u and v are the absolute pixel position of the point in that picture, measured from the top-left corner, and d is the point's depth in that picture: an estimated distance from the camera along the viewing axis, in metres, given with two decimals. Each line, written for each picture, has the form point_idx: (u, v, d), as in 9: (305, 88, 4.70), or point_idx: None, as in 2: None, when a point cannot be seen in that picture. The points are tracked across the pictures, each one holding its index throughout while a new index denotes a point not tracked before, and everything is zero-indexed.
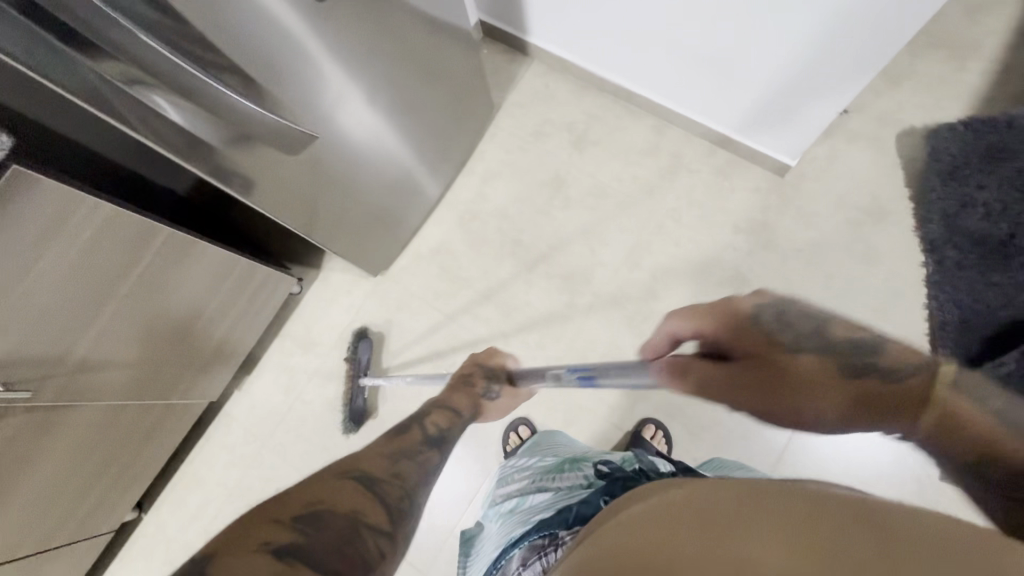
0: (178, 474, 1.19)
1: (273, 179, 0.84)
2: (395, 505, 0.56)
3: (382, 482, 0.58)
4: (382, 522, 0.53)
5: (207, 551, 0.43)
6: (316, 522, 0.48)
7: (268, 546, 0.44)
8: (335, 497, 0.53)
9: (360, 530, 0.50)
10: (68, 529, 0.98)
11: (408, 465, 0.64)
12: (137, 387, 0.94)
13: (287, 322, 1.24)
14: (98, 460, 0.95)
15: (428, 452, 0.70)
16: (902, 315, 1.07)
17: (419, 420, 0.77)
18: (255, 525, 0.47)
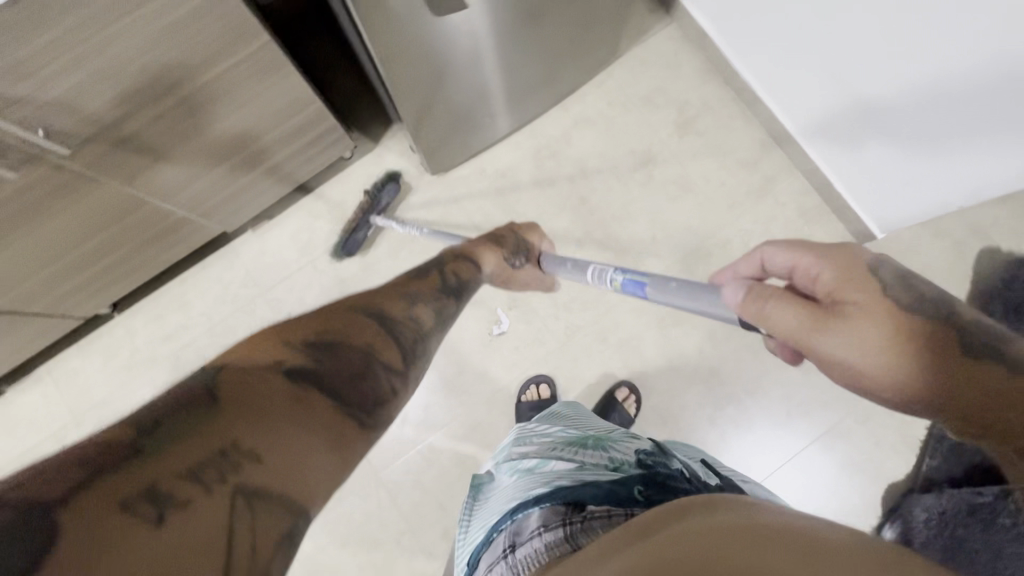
0: (166, 289, 1.14)
1: (391, 23, 0.81)
2: (388, 364, 0.53)
3: (350, 343, 0.51)
4: (394, 365, 0.54)
5: (216, 362, 0.43)
6: (325, 355, 0.48)
7: (283, 367, 0.44)
8: (319, 331, 0.51)
9: (360, 377, 0.48)
10: (47, 300, 0.93)
11: (408, 321, 0.61)
12: (167, 188, 0.87)
13: (327, 183, 1.17)
14: (100, 245, 0.89)
15: (415, 318, 0.63)
16: (907, 414, 1.09)
17: (428, 288, 0.71)
18: (266, 342, 0.47)
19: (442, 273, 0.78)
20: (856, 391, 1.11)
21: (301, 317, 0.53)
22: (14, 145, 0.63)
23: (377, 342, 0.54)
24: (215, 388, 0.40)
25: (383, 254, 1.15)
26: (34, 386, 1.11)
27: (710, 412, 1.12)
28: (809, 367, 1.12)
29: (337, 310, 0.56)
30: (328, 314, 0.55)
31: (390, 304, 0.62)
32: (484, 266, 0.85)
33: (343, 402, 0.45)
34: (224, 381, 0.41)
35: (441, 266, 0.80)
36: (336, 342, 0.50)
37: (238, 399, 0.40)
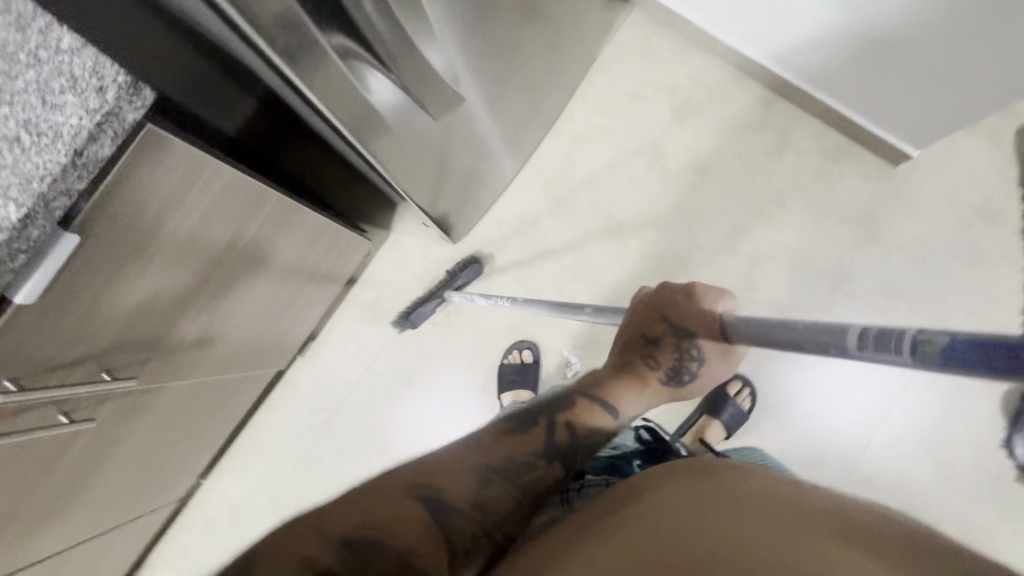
0: (241, 440, 1.13)
1: (404, 150, 0.76)
2: (464, 548, 0.50)
3: (457, 513, 0.51)
4: (437, 564, 0.46)
5: (246, 557, 0.41)
6: (368, 555, 0.43)
7: (310, 563, 0.41)
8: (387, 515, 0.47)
9: (410, 568, 0.44)
10: (142, 503, 0.92)
11: (499, 489, 0.54)
12: (224, 361, 0.85)
13: (356, 286, 1.16)
14: (174, 437, 0.88)
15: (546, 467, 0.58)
16: (998, 321, 1.06)
17: (549, 415, 0.63)
18: (296, 524, 0.44)
19: (552, 422, 0.62)
20: (939, 314, 1.08)
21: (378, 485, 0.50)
22: (84, 399, 0.61)
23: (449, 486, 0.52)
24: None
25: (435, 338, 1.14)
26: None
27: (802, 381, 1.09)
28: (886, 305, 1.09)
29: (394, 480, 0.51)
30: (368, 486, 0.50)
31: (497, 445, 0.58)
32: (600, 380, 0.70)
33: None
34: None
35: (558, 410, 0.64)
36: (437, 507, 0.50)
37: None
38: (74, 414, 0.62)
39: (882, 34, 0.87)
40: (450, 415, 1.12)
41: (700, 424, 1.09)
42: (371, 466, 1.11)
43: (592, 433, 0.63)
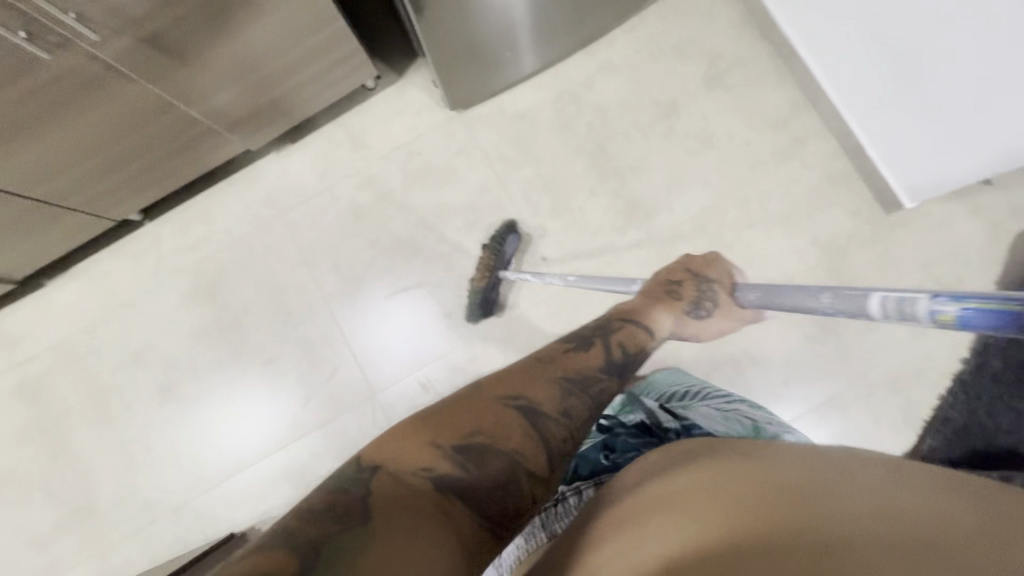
0: (193, 201, 1.20)
1: None
2: (556, 452, 0.51)
3: (549, 420, 0.52)
4: (538, 469, 0.50)
5: (367, 458, 0.45)
6: (478, 459, 0.47)
7: (426, 473, 0.45)
8: (492, 423, 0.50)
9: (517, 476, 0.48)
10: (82, 197, 0.99)
11: (579, 399, 0.56)
12: (195, 96, 0.91)
13: (349, 112, 1.20)
14: (128, 147, 0.94)
15: (607, 381, 0.61)
16: (912, 395, 1.06)
17: (602, 339, 0.67)
18: (408, 436, 0.47)
19: (607, 343, 0.66)
20: (861, 366, 1.07)
21: (472, 393, 0.53)
22: (47, 26, 0.68)
23: (534, 393, 0.54)
24: (369, 497, 0.42)
25: (397, 187, 1.17)
26: (69, 282, 1.19)
27: (707, 372, 1.10)
28: (815, 336, 1.09)
29: (490, 395, 0.53)
30: (456, 400, 0.52)
31: (567, 360, 0.61)
32: (637, 309, 0.77)
33: (484, 511, 0.45)
34: (376, 492, 0.42)
35: (606, 333, 0.68)
36: (526, 412, 0.52)
37: (393, 513, 0.41)
38: (37, 39, 0.69)
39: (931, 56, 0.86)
40: (380, 259, 1.16)
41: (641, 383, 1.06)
42: (292, 273, 1.17)
43: (640, 352, 0.68)
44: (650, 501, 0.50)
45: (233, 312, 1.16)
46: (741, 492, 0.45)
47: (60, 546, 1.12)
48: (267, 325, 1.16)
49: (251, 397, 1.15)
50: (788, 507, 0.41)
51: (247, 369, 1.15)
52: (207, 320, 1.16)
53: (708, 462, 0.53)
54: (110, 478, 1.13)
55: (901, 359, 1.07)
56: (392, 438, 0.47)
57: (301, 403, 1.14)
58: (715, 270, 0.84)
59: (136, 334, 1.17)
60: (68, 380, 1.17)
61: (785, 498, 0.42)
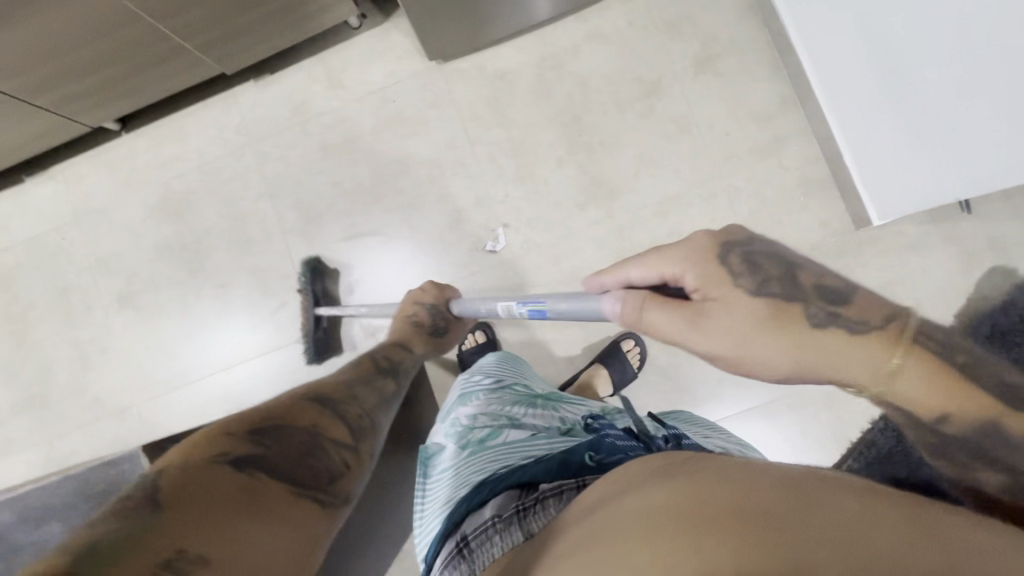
0: (170, 119, 1.21)
1: None
2: (337, 454, 0.58)
3: (328, 446, 0.57)
4: (344, 443, 0.60)
5: (160, 464, 0.48)
6: (275, 437, 0.53)
7: (224, 459, 0.48)
8: (278, 418, 0.56)
9: (319, 446, 0.57)
10: (52, 97, 1.02)
11: (338, 419, 0.62)
12: (161, 8, 0.90)
13: (331, 48, 1.18)
14: (96, 53, 0.95)
15: (341, 428, 0.62)
16: (844, 414, 1.04)
17: (371, 355, 0.87)
18: (212, 437, 0.50)
19: (336, 398, 0.67)
20: None
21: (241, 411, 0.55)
22: None
23: (308, 423, 0.58)
24: (158, 492, 0.43)
25: (367, 131, 1.17)
26: (45, 181, 1.23)
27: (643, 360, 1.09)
28: None
29: (253, 412, 0.56)
30: (258, 412, 0.57)
31: (323, 389, 0.68)
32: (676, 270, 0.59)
33: (294, 479, 0.51)
34: (161, 482, 0.44)
35: (389, 375, 0.84)
36: (297, 418, 0.58)
37: (188, 506, 0.43)
38: None
39: None
40: (341, 202, 1.17)
41: (589, 372, 1.05)
42: (255, 203, 1.19)
43: (378, 407, 0.71)
44: (618, 521, 0.39)
45: (195, 233, 1.19)
46: (685, 507, 0.36)
47: (14, 427, 1.20)
48: (225, 251, 1.19)
49: (201, 317, 1.19)
50: (756, 541, 0.31)
51: (201, 291, 1.19)
52: (170, 237, 1.20)
53: (673, 478, 0.42)
54: (65, 372, 1.20)
55: None
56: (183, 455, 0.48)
57: (248, 330, 1.18)
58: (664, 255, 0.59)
59: (102, 239, 1.21)
60: (36, 275, 1.22)
61: (727, 524, 0.33)
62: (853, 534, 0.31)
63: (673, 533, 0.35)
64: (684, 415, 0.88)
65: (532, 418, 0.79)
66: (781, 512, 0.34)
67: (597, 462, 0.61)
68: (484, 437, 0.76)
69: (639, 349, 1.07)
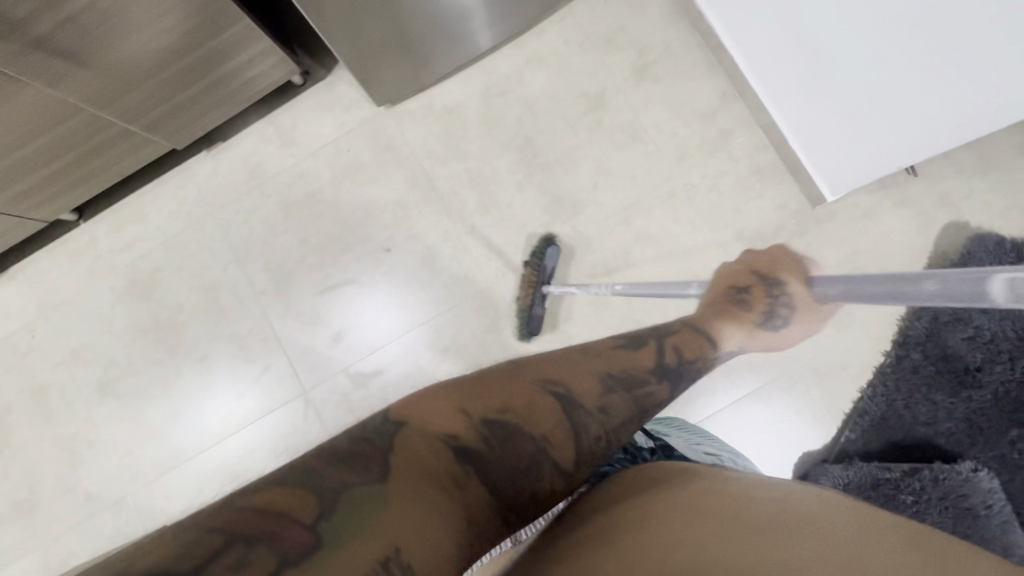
0: (127, 201, 1.21)
1: None
2: (587, 450, 0.54)
3: (586, 414, 0.55)
4: (566, 463, 0.52)
5: (399, 412, 0.48)
6: (504, 439, 0.50)
7: (451, 443, 0.47)
8: (523, 406, 0.53)
9: (541, 464, 0.51)
10: (3, 198, 1.01)
11: (619, 400, 0.59)
12: (102, 94, 0.91)
13: (280, 108, 1.20)
14: (43, 149, 0.95)
15: (655, 384, 0.63)
16: (834, 387, 1.06)
17: (662, 342, 0.69)
18: (445, 404, 0.50)
19: (662, 346, 0.69)
20: (784, 357, 1.08)
21: (509, 374, 0.57)
22: None
23: (577, 387, 0.57)
24: (389, 453, 0.43)
25: (327, 183, 1.18)
26: (8, 282, 1.21)
27: None
28: None
29: (525, 378, 0.56)
30: (496, 376, 0.56)
31: (613, 360, 0.64)
32: (706, 321, 0.76)
33: (502, 494, 0.48)
34: (397, 450, 0.44)
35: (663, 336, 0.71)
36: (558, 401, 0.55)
37: (404, 469, 0.43)
38: None
39: (833, 48, 0.86)
40: (310, 256, 1.17)
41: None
42: (225, 270, 1.18)
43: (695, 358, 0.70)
44: (638, 524, 0.43)
45: (169, 309, 1.18)
46: (703, 513, 0.42)
47: (6, 538, 1.16)
48: (201, 323, 1.17)
49: (186, 394, 1.17)
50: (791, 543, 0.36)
51: (182, 368, 1.17)
52: (143, 318, 1.18)
53: (668, 493, 0.47)
54: (53, 472, 1.17)
55: (823, 351, 1.07)
56: (421, 414, 0.48)
57: (235, 399, 1.16)
58: (786, 271, 0.80)
59: (74, 331, 1.19)
60: (9, 378, 1.19)
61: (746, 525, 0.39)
62: (855, 546, 0.36)
63: (705, 528, 0.40)
64: (674, 420, 0.91)
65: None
66: (801, 521, 0.40)
67: (587, 474, 0.65)
68: None
69: None
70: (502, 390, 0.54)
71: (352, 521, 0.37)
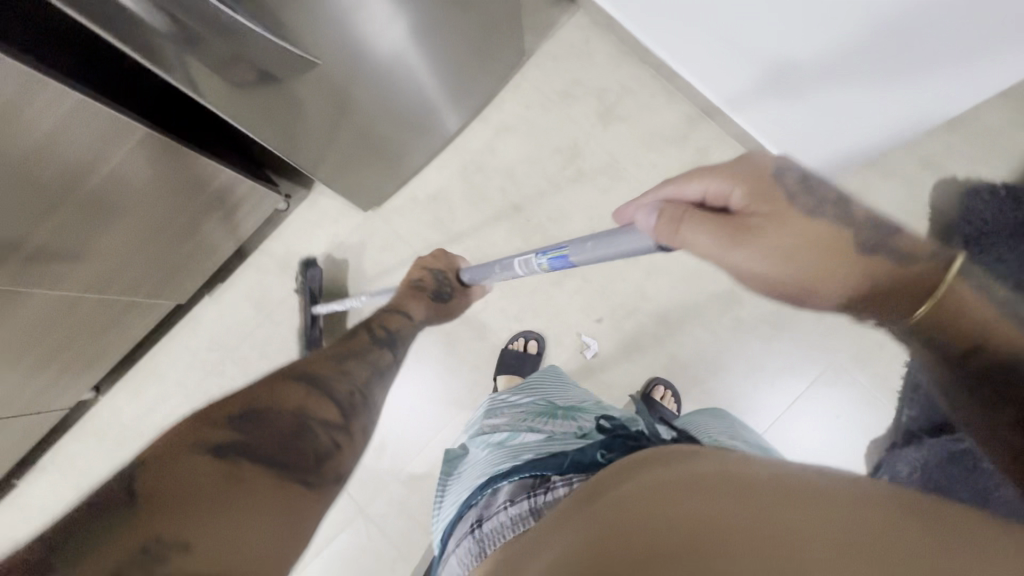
0: (140, 364, 1.20)
1: (255, 113, 0.81)
2: (341, 400, 0.56)
3: (332, 382, 0.58)
4: (331, 417, 0.53)
5: (145, 452, 0.41)
6: (259, 421, 0.46)
7: (207, 445, 0.42)
8: (267, 390, 0.51)
9: (304, 426, 0.49)
10: (22, 402, 0.99)
11: (354, 364, 0.65)
12: (102, 279, 0.91)
13: (270, 237, 1.21)
14: (52, 345, 0.94)
15: (378, 352, 0.73)
16: (880, 369, 1.06)
17: (366, 326, 0.79)
18: (222, 411, 0.46)
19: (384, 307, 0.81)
20: (822, 351, 1.08)
21: (289, 374, 0.55)
22: None
23: (322, 370, 0.59)
24: (138, 482, 0.38)
25: (334, 297, 1.18)
26: (39, 476, 1.19)
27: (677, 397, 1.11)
28: (770, 336, 1.09)
29: (270, 373, 0.55)
30: (269, 376, 0.54)
31: (330, 350, 0.68)
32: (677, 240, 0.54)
33: (280, 467, 0.44)
34: (147, 471, 0.39)
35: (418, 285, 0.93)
36: (256, 422, 0.46)
37: (172, 497, 0.37)
38: None
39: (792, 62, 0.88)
40: None
41: None
42: None
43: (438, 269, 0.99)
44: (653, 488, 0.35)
45: None
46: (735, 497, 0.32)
47: None
48: None
49: None
50: (730, 533, 0.30)
51: None
52: None
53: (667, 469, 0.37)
54: None
55: (859, 335, 1.07)
56: (189, 423, 0.45)
57: None
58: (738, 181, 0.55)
59: None
60: None
61: (704, 545, 0.30)
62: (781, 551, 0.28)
63: (737, 506, 0.31)
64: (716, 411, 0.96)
65: (551, 424, 0.80)
66: (741, 487, 0.33)
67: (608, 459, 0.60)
68: (501, 438, 0.79)
69: (672, 392, 1.08)
70: (255, 386, 0.52)
71: (121, 522, 0.35)
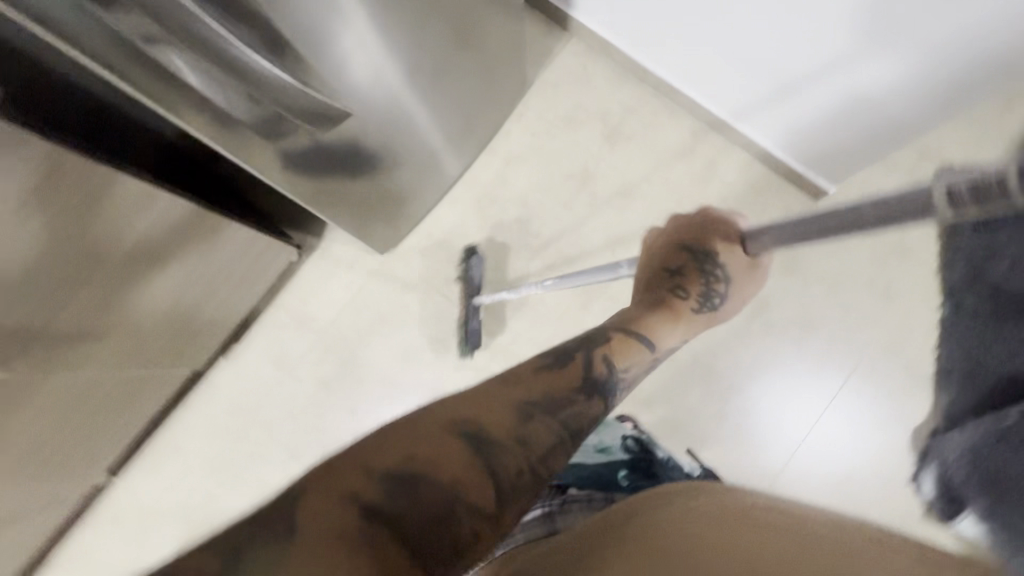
0: (156, 439, 1.13)
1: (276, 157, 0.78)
2: (509, 487, 0.44)
3: (505, 449, 0.46)
4: (485, 505, 0.43)
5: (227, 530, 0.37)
6: (415, 490, 0.40)
7: (358, 502, 0.38)
8: (431, 450, 0.43)
9: (456, 514, 0.41)
10: (36, 495, 0.92)
11: (541, 425, 0.50)
12: (118, 356, 0.86)
13: (284, 291, 1.17)
14: (67, 430, 0.88)
15: (585, 402, 0.57)
16: (911, 358, 1.07)
17: (507, 406, 0.51)
18: (361, 454, 0.41)
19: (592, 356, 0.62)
20: (854, 347, 1.09)
21: (411, 419, 0.45)
22: None
23: (495, 418, 0.48)
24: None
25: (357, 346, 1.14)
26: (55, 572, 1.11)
27: (718, 408, 1.11)
28: (801, 337, 1.10)
29: (436, 416, 0.46)
30: (446, 416, 0.46)
31: (535, 379, 0.55)
32: None
33: (420, 553, 0.38)
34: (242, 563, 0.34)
35: (591, 348, 0.64)
36: (385, 506, 0.39)
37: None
38: None
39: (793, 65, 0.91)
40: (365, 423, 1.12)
41: None
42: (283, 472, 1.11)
43: (618, 359, 0.65)
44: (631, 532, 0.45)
45: None
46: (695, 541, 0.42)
47: None
48: None
49: None
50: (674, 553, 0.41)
51: None
52: None
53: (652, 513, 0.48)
54: None
55: (888, 327, 1.08)
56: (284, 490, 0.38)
57: None
58: None
59: None
60: None
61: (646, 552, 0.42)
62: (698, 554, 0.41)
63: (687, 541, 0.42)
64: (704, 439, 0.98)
65: None
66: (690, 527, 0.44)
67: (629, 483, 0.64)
68: None
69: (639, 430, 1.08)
70: (416, 424, 0.44)
71: None
